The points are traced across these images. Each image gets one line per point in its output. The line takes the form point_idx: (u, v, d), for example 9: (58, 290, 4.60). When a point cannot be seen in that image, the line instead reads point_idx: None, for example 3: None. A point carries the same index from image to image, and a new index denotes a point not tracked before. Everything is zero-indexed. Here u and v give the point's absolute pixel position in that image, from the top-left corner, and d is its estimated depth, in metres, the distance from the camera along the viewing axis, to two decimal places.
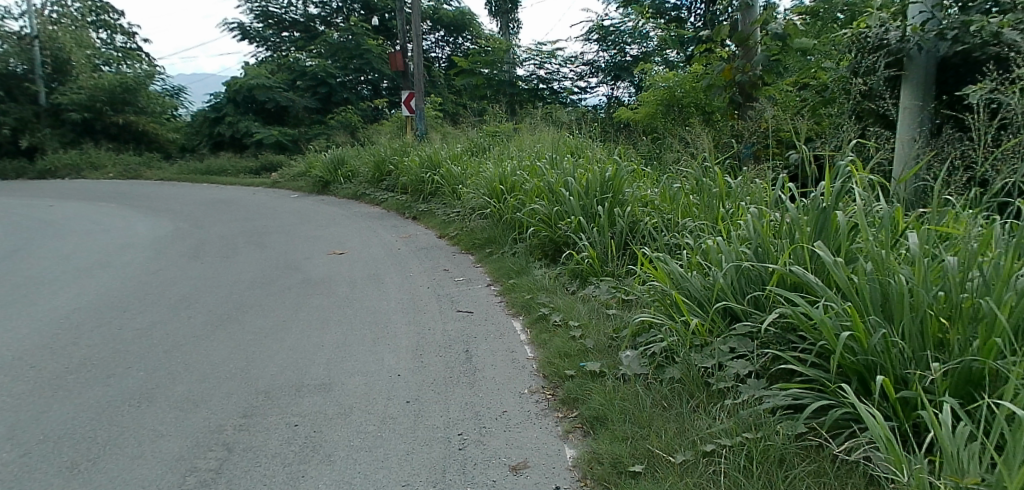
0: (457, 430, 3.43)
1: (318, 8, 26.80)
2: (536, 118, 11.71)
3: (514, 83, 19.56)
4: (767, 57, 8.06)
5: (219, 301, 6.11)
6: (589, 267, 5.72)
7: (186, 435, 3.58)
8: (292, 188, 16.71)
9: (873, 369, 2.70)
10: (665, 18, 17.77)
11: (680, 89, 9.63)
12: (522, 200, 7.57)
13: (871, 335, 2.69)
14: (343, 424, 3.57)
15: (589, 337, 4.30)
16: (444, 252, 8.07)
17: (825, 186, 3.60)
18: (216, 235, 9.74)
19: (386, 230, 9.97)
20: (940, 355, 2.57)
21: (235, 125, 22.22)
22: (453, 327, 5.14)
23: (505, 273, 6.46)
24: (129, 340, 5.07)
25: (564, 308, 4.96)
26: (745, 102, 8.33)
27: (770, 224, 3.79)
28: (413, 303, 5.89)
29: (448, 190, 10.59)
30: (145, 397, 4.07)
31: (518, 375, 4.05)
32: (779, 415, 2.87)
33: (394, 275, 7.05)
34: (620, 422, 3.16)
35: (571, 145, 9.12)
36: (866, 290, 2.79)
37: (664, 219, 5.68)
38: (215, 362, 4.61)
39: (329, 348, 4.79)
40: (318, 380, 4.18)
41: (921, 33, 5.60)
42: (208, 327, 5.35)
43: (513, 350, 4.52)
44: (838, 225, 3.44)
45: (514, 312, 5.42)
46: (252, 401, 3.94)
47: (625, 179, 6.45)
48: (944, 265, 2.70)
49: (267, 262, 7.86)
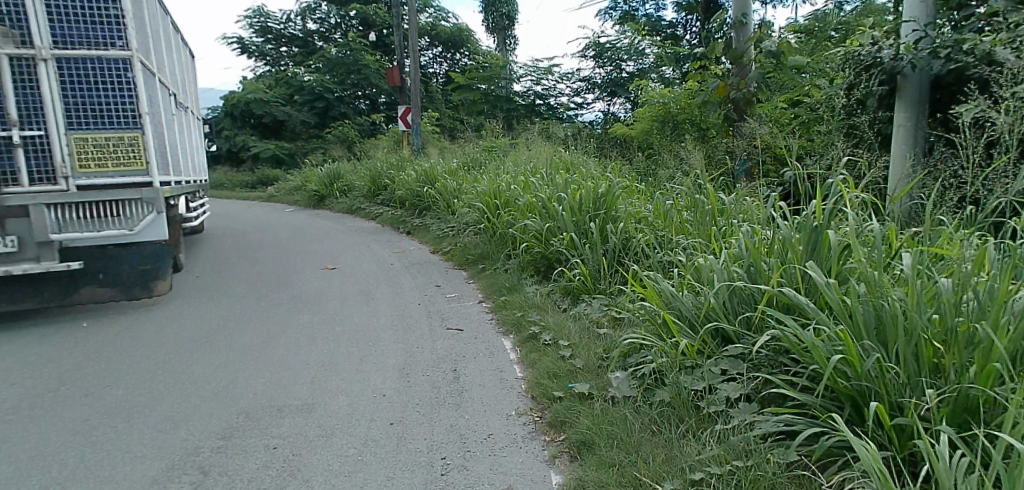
0: (441, 453, 3.34)
1: (316, 24, 26.84)
2: (532, 133, 11.75)
3: (510, 99, 19.65)
4: (761, 75, 8.15)
5: (206, 318, 6.02)
6: (580, 285, 5.65)
7: (163, 457, 3.49)
8: (287, 202, 16.73)
9: (866, 396, 2.60)
10: (661, 35, 17.89)
11: (675, 106, 9.60)
12: (516, 215, 7.48)
13: (864, 360, 2.59)
14: (323, 446, 3.49)
15: (579, 356, 4.17)
16: (436, 268, 8.01)
17: (816, 203, 3.55)
18: (209, 249, 9.70)
19: (379, 245, 9.93)
20: (935, 381, 2.48)
21: (233, 139, 22.90)
22: (442, 345, 5.07)
23: (497, 290, 6.40)
24: (110, 358, 4.97)
25: (555, 327, 4.86)
26: (739, 119, 8.41)
27: (762, 242, 3.73)
28: (404, 321, 5.82)
29: (442, 204, 10.55)
30: (122, 417, 3.99)
31: (506, 397, 3.96)
32: (770, 442, 2.76)
33: (385, 291, 6.98)
34: (608, 447, 3.06)
35: (566, 161, 9.15)
36: (858, 313, 2.70)
37: (658, 236, 5.65)
38: (197, 381, 4.51)
39: (313, 367, 4.69)
40: (301, 400, 4.11)
41: (914, 52, 5.77)
42: (193, 345, 5.27)
43: (501, 370, 4.43)
44: (830, 245, 3.36)
45: (503, 331, 5.33)
46: (232, 422, 3.85)
47: (618, 195, 6.38)
48: (938, 286, 2.62)
49: (257, 278, 7.77)
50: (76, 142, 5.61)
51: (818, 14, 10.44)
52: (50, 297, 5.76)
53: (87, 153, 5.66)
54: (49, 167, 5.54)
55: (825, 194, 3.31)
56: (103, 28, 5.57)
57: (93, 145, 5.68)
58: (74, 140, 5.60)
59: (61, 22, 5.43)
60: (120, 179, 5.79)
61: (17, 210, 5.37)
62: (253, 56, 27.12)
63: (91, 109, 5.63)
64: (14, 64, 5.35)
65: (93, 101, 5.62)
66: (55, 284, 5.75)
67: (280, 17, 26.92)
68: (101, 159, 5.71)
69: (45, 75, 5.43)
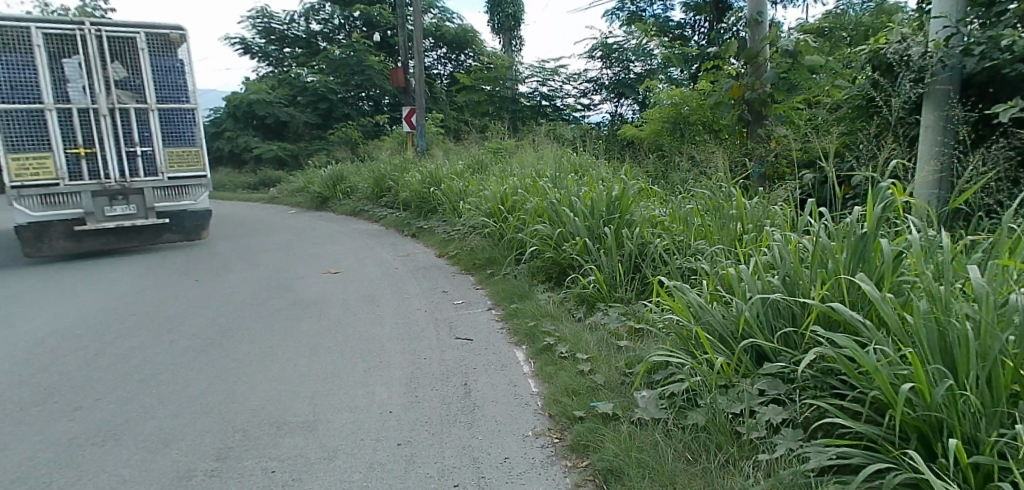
0: (453, 480, 3.07)
1: (320, 24, 26.61)
2: (539, 135, 11.49)
3: (516, 101, 19.39)
4: (776, 75, 7.91)
5: (204, 326, 5.78)
6: (596, 292, 5.36)
7: (151, 481, 3.23)
8: (290, 204, 16.48)
9: (936, 427, 2.33)
10: (669, 36, 17.60)
11: (687, 107, 9.30)
12: (524, 220, 7.21)
13: (933, 387, 2.33)
14: (324, 470, 3.22)
15: (599, 371, 3.89)
16: (442, 273, 7.74)
17: (860, 209, 3.28)
18: (210, 252, 9.47)
19: (384, 248, 9.66)
20: (1017, 412, 2.22)
21: (235, 140, 22.73)
22: (450, 356, 4.80)
23: (507, 297, 6.13)
24: (102, 370, 4.74)
25: (571, 338, 4.57)
26: (755, 120, 8.16)
27: (798, 251, 3.47)
28: (411, 329, 5.55)
29: (448, 207, 10.28)
30: (111, 435, 3.74)
31: (521, 415, 3.67)
32: (825, 476, 2.49)
33: (390, 297, 6.72)
34: (638, 478, 2.78)
35: (575, 164, 8.89)
36: (923, 334, 2.43)
37: (676, 241, 5.38)
38: (193, 394, 4.27)
39: (315, 379, 4.44)
40: (302, 417, 3.84)
41: (944, 50, 5.56)
42: (190, 354, 5.03)
43: (514, 384, 4.15)
44: (881, 254, 3.09)
45: (516, 341, 5.05)
46: (227, 441, 3.58)
47: (633, 198, 6.11)
48: (1014, 304, 2.36)
49: (259, 282, 7.51)
50: (169, 154, 9.22)
51: (834, 14, 10.16)
52: (142, 238, 9.42)
53: (173, 161, 9.28)
54: (155, 169, 9.13)
55: (874, 200, 3.03)
56: (181, 88, 9.21)
57: (178, 156, 9.32)
58: (167, 152, 9.20)
59: (161, 89, 9.08)
60: (193, 175, 9.45)
61: (135, 190, 9.03)
62: (256, 56, 26.89)
63: (177, 136, 9.31)
64: (135, 112, 8.90)
65: (177, 131, 9.30)
66: (147, 232, 9.43)
67: (284, 18, 26.69)
68: (182, 164, 9.35)
69: (152, 117, 9.01)
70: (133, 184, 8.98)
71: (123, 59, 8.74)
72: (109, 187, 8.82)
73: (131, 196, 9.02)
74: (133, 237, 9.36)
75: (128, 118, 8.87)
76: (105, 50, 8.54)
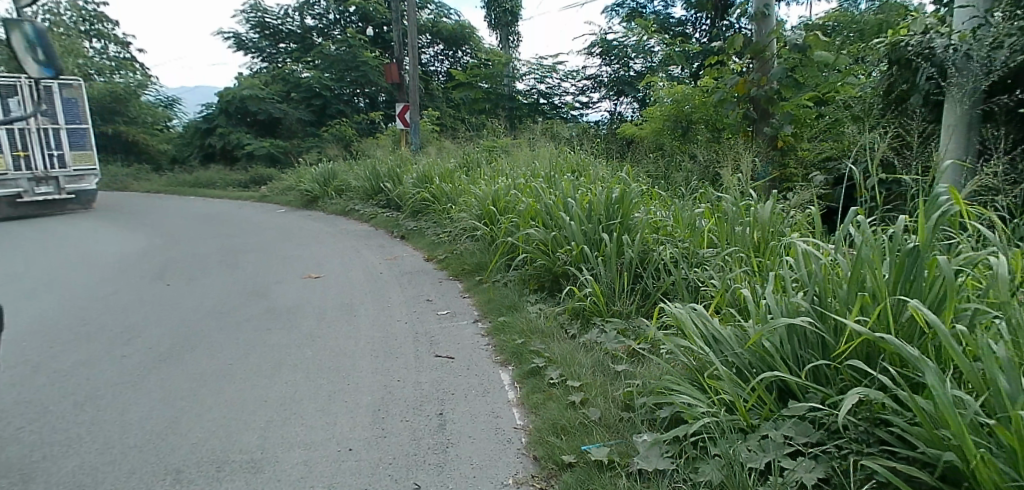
0: None
1: (314, 20, 26.06)
2: (535, 134, 10.97)
3: (513, 98, 18.84)
4: (785, 71, 7.36)
5: (160, 339, 5.24)
6: (592, 306, 4.82)
7: None
8: (279, 202, 15.93)
9: None
10: (670, 33, 17.05)
11: (690, 105, 8.77)
12: (516, 223, 6.67)
13: None
14: None
15: (594, 404, 3.36)
16: (429, 278, 7.20)
17: (906, 220, 2.77)
18: (188, 253, 8.95)
19: (369, 251, 9.13)
20: None
21: (226, 136, 22.17)
22: (427, 378, 4.27)
23: (496, 308, 5.58)
24: (36, 390, 4.21)
25: (563, 360, 4.03)
26: (761, 118, 7.64)
27: (830, 266, 2.96)
28: (387, 344, 5.01)
29: (439, 208, 9.74)
30: (22, 475, 3.21)
31: (500, 456, 3.14)
32: None
33: (371, 305, 6.19)
34: None
35: (572, 164, 8.37)
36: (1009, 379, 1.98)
37: (679, 248, 4.86)
38: (131, 422, 3.74)
39: (272, 404, 3.92)
40: (248, 454, 3.32)
41: (970, 41, 5.26)
42: (137, 372, 4.51)
43: (496, 415, 3.62)
44: (936, 275, 2.59)
45: (501, 360, 4.52)
46: (156, 487, 3.06)
47: (635, 201, 5.58)
48: None
49: (229, 288, 6.97)
50: (74, 155, 12.48)
51: (847, 10, 9.64)
52: (49, 209, 12.54)
53: (79, 159, 12.57)
54: (64, 164, 12.36)
55: (932, 209, 2.51)
56: (81, 112, 12.52)
57: (80, 156, 12.60)
58: (73, 153, 12.47)
59: (69, 113, 12.40)
60: (90, 167, 12.76)
61: (53, 177, 12.22)
62: (250, 52, 26.31)
63: (78, 143, 12.59)
64: (51, 129, 12.15)
65: (78, 141, 12.58)
66: (54, 206, 12.55)
67: (278, 13, 26.01)
68: (82, 161, 12.65)
69: (64, 132, 12.30)
70: (50, 174, 12.14)
71: (42, 95, 11.97)
72: (37, 174, 11.94)
73: (49, 182, 12.17)
74: (49, 209, 12.48)
75: (49, 132, 12.08)
76: (33, 91, 11.74)
